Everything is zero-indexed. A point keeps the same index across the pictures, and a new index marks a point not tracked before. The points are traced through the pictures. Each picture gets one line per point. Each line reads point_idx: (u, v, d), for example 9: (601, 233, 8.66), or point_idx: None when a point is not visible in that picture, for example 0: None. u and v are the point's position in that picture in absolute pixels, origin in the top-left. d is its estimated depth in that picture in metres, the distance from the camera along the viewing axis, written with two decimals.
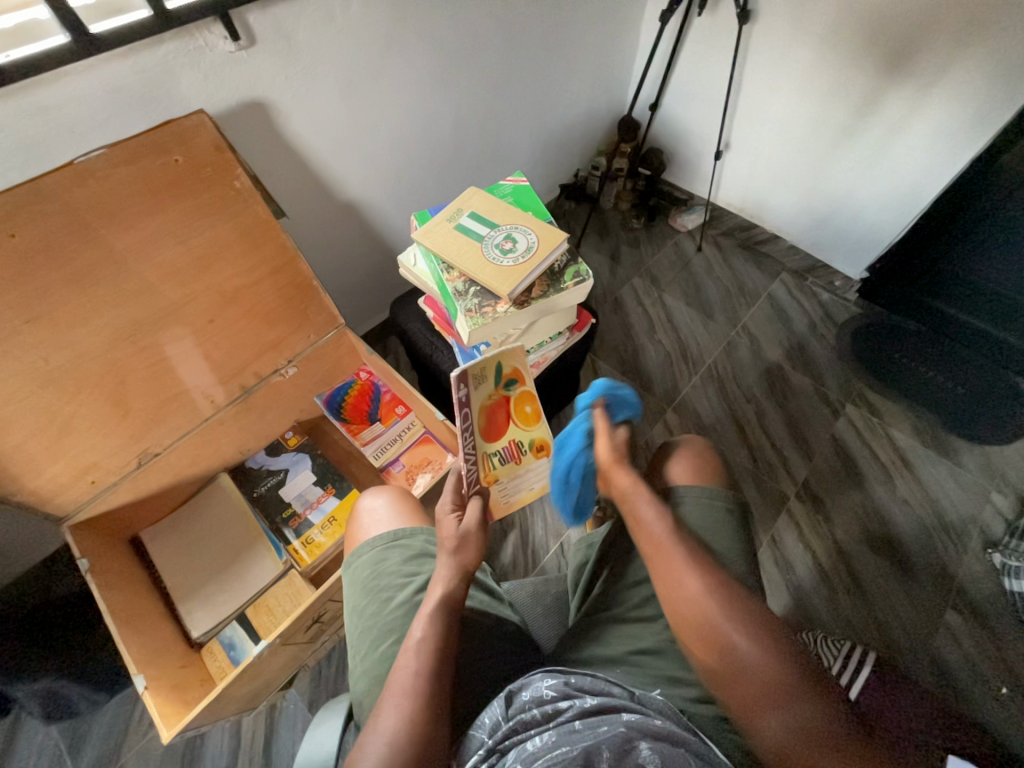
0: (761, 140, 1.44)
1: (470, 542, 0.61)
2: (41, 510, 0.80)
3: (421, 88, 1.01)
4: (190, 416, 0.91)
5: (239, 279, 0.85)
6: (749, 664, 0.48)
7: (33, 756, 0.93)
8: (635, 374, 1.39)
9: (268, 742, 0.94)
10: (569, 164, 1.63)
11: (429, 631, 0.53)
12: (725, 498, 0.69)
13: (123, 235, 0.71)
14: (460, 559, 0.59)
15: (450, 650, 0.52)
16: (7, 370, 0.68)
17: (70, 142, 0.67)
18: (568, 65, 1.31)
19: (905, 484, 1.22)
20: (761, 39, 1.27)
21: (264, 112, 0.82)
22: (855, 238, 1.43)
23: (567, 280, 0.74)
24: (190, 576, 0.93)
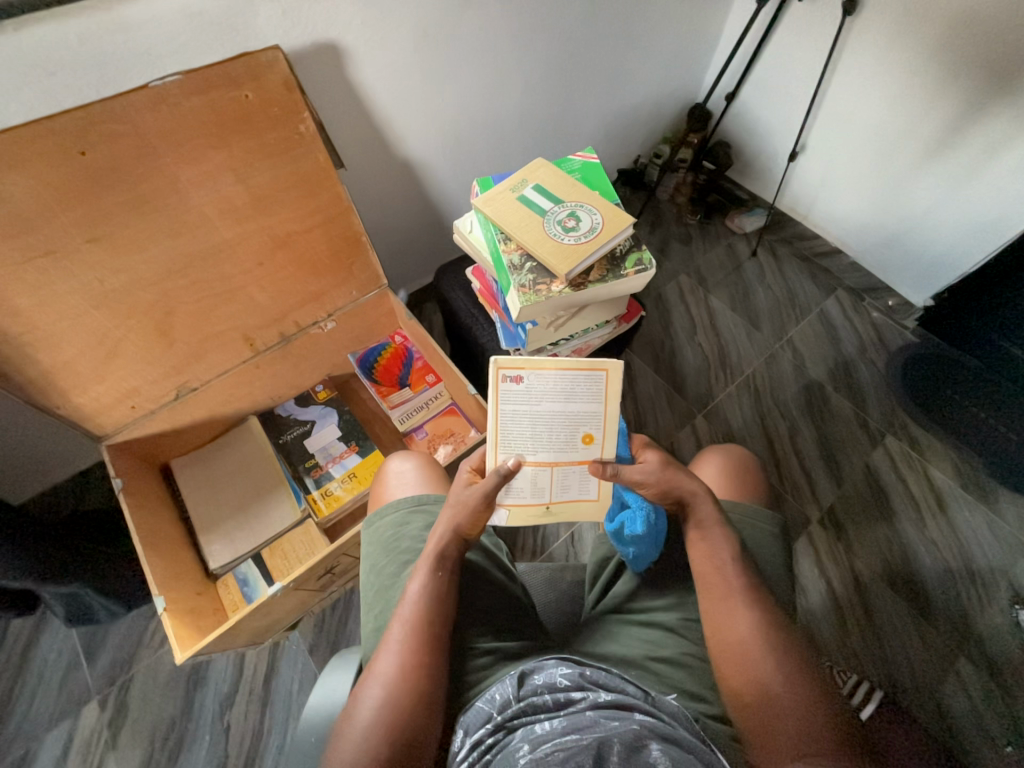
0: (841, 145, 1.35)
1: (469, 501, 0.57)
2: (82, 427, 0.83)
3: (495, 49, 0.97)
4: (229, 356, 0.92)
5: (292, 226, 0.85)
6: (783, 714, 0.47)
7: (52, 654, 0.98)
8: (669, 374, 1.36)
9: (269, 677, 0.98)
10: (630, 149, 1.56)
11: (424, 586, 0.53)
12: (771, 521, 0.66)
13: (187, 166, 0.71)
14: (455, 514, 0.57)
15: (444, 605, 0.53)
16: (64, 286, 0.69)
17: (144, 64, 0.66)
18: (647, 42, 1.24)
19: (936, 525, 1.17)
20: (860, 35, 1.18)
21: (335, 56, 0.80)
22: (924, 263, 1.35)
23: (627, 267, 0.71)
24: (213, 510, 0.95)
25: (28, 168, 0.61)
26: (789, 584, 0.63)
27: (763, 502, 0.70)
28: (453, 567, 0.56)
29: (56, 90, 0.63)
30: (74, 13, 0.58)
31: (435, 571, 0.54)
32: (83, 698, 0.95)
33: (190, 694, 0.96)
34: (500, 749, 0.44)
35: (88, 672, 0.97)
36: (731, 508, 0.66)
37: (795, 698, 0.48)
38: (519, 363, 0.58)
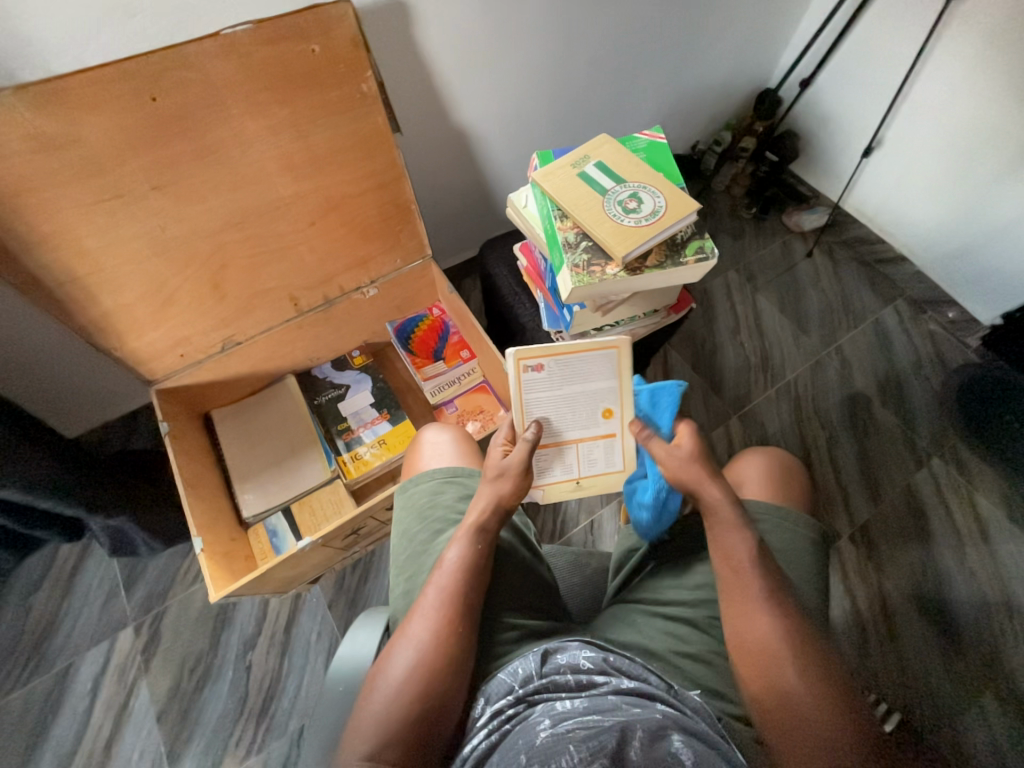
0: (924, 144, 1.25)
1: (507, 476, 0.62)
2: (135, 370, 0.86)
3: (564, 17, 0.93)
4: (274, 314, 0.94)
5: (345, 188, 0.85)
6: (806, 718, 0.46)
7: (96, 579, 1.05)
8: (706, 372, 1.32)
9: (289, 624, 1.03)
10: (690, 134, 1.49)
11: (462, 556, 0.54)
12: (809, 528, 0.64)
13: (250, 119, 0.71)
14: (496, 489, 0.60)
15: (479, 577, 0.54)
16: (129, 231, 0.71)
17: (217, 12, 0.66)
18: (724, 18, 1.17)
19: (976, 555, 1.11)
20: (963, 20, 1.08)
21: (402, 14, 0.77)
22: (999, 278, 1.26)
23: (686, 255, 0.68)
24: (249, 462, 0.99)
25: (103, 111, 0.62)
26: (822, 594, 0.61)
27: (805, 511, 0.67)
28: (490, 541, 0.57)
29: (133, 33, 0.63)
30: None
31: (474, 543, 0.55)
32: (120, 623, 1.02)
33: (217, 632, 1.01)
34: (520, 721, 0.44)
35: (127, 600, 1.04)
36: (769, 510, 0.64)
37: (819, 702, 0.46)
38: (539, 354, 0.67)
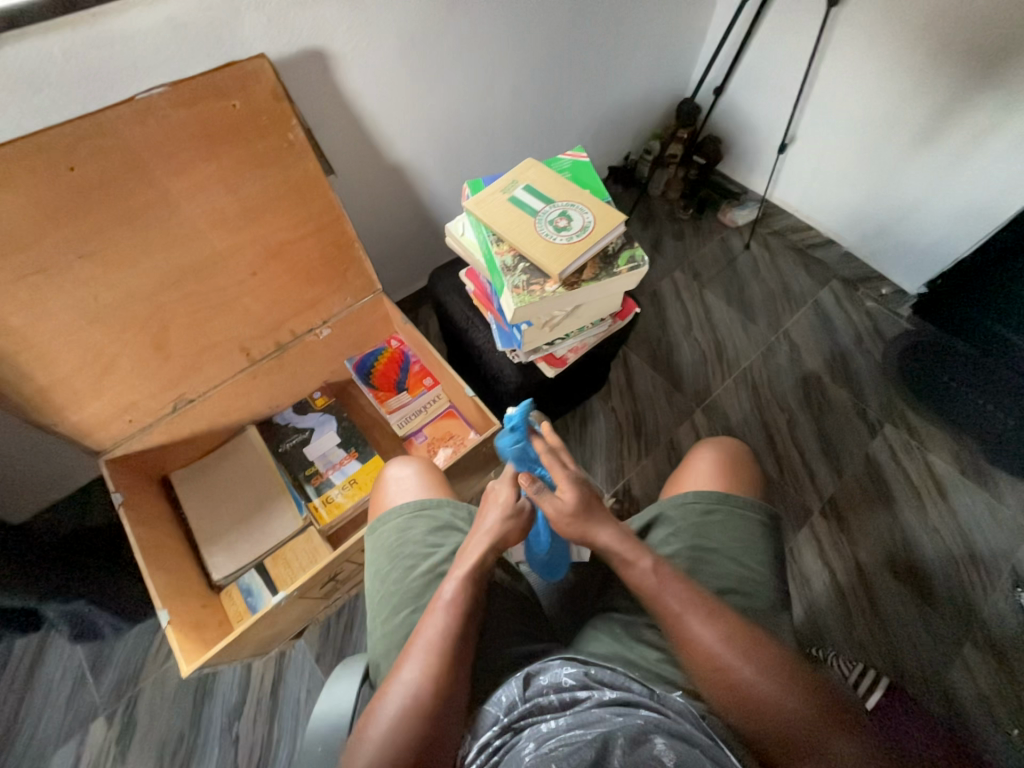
0: (832, 136, 1.35)
1: (521, 516, 0.60)
2: (81, 443, 0.83)
3: (482, 50, 0.97)
4: (225, 367, 0.92)
5: (284, 235, 0.85)
6: (764, 707, 0.48)
7: (58, 672, 0.98)
8: (666, 370, 1.36)
9: (276, 687, 0.98)
10: (620, 146, 1.57)
11: (459, 594, 0.53)
12: (759, 512, 0.68)
13: (176, 178, 0.71)
14: (505, 530, 0.58)
15: (475, 617, 0.53)
16: (58, 303, 0.69)
17: (130, 77, 0.66)
18: (634, 39, 1.24)
19: (937, 512, 1.17)
20: (846, 24, 1.18)
21: (322, 62, 0.79)
22: (916, 251, 1.36)
23: (620, 265, 0.71)
24: (214, 522, 0.95)
25: (17, 185, 0.60)
26: (779, 574, 0.65)
27: (758, 496, 0.72)
28: (486, 577, 0.56)
29: (42, 106, 0.62)
30: (58, 28, 0.58)
31: (472, 580, 0.55)
32: (90, 715, 0.95)
33: (198, 708, 0.96)
34: (507, 751, 0.44)
35: (95, 689, 0.97)
36: (719, 502, 0.68)
37: (772, 688, 0.48)
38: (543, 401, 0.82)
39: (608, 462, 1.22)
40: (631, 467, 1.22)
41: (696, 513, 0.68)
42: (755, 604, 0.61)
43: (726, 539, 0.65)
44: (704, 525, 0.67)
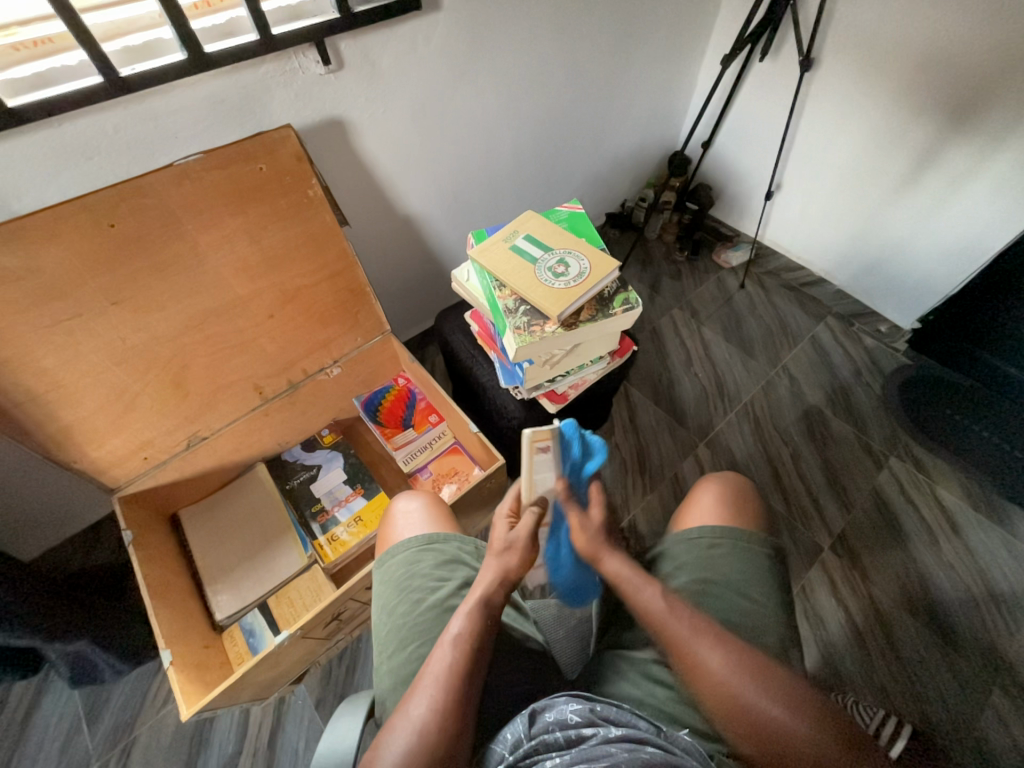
0: (817, 182, 1.43)
1: (516, 548, 0.61)
2: (96, 481, 0.85)
3: (486, 114, 1.06)
4: (239, 405, 0.95)
5: (301, 281, 0.91)
6: (776, 731, 0.47)
7: (53, 719, 0.96)
8: (668, 405, 1.38)
9: (274, 735, 0.95)
10: (617, 194, 1.66)
11: (467, 630, 0.54)
12: (763, 544, 0.69)
13: (206, 232, 0.77)
14: (505, 563, 0.60)
15: (482, 656, 0.53)
16: (89, 346, 0.74)
17: (170, 146, 0.73)
18: (626, 100, 1.35)
19: (952, 549, 1.15)
20: (822, 85, 1.28)
21: (341, 129, 0.88)
22: (907, 289, 1.40)
23: (615, 307, 0.76)
24: (220, 560, 0.96)
25: (63, 241, 0.66)
26: (787, 609, 0.65)
27: (761, 530, 0.72)
28: (495, 617, 0.56)
29: (91, 172, 0.69)
30: (111, 107, 0.66)
31: (480, 618, 0.55)
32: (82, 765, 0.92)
33: (193, 758, 0.93)
34: None
35: (89, 737, 0.94)
36: (723, 535, 0.69)
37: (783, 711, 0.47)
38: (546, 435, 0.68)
39: (613, 497, 1.22)
40: (636, 502, 1.21)
41: (700, 548, 0.68)
42: (760, 638, 0.60)
43: (730, 572, 0.65)
44: (707, 557, 0.67)
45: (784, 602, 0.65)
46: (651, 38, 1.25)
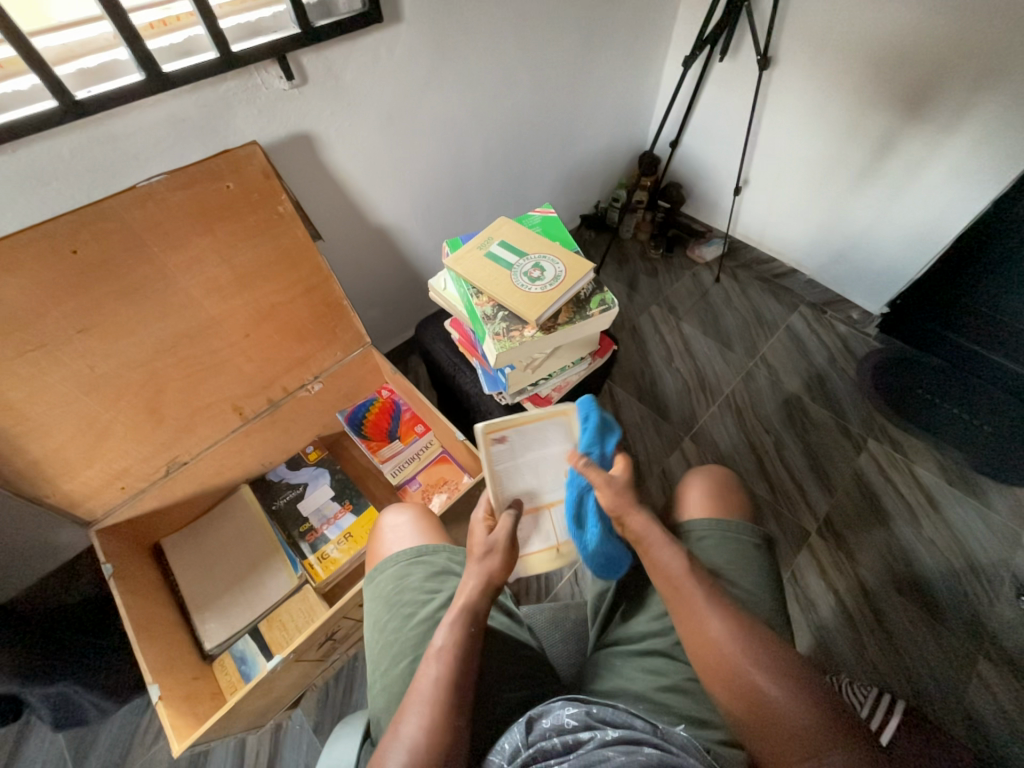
0: (782, 176, 1.47)
1: (498, 552, 0.62)
2: (71, 514, 0.82)
3: (455, 123, 1.07)
4: (219, 427, 0.94)
5: (276, 298, 0.89)
6: (771, 710, 0.48)
7: (37, 765, 0.92)
8: (651, 401, 1.39)
9: (271, 764, 0.92)
10: (589, 196, 1.68)
11: (451, 639, 0.54)
12: (752, 533, 0.70)
13: (174, 254, 0.75)
14: (490, 570, 0.61)
15: (471, 664, 0.53)
16: (56, 376, 0.72)
17: (132, 168, 0.72)
18: (593, 103, 1.37)
19: (932, 524, 1.18)
20: (780, 81, 1.32)
21: (309, 143, 0.87)
22: (874, 275, 1.44)
23: (592, 308, 0.77)
24: (207, 587, 0.93)
25: (23, 270, 0.64)
26: (779, 597, 0.66)
27: (748, 519, 0.73)
28: (481, 624, 0.57)
29: (49, 198, 0.68)
30: (67, 130, 0.64)
31: (465, 627, 0.55)
32: None
33: None
34: None
35: None
36: (712, 527, 0.69)
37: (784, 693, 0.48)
38: (502, 425, 0.73)
39: None
40: None
41: (691, 541, 0.69)
42: None
43: (721, 563, 0.66)
44: (699, 550, 0.68)
45: (776, 589, 0.66)
46: (613, 42, 1.28)
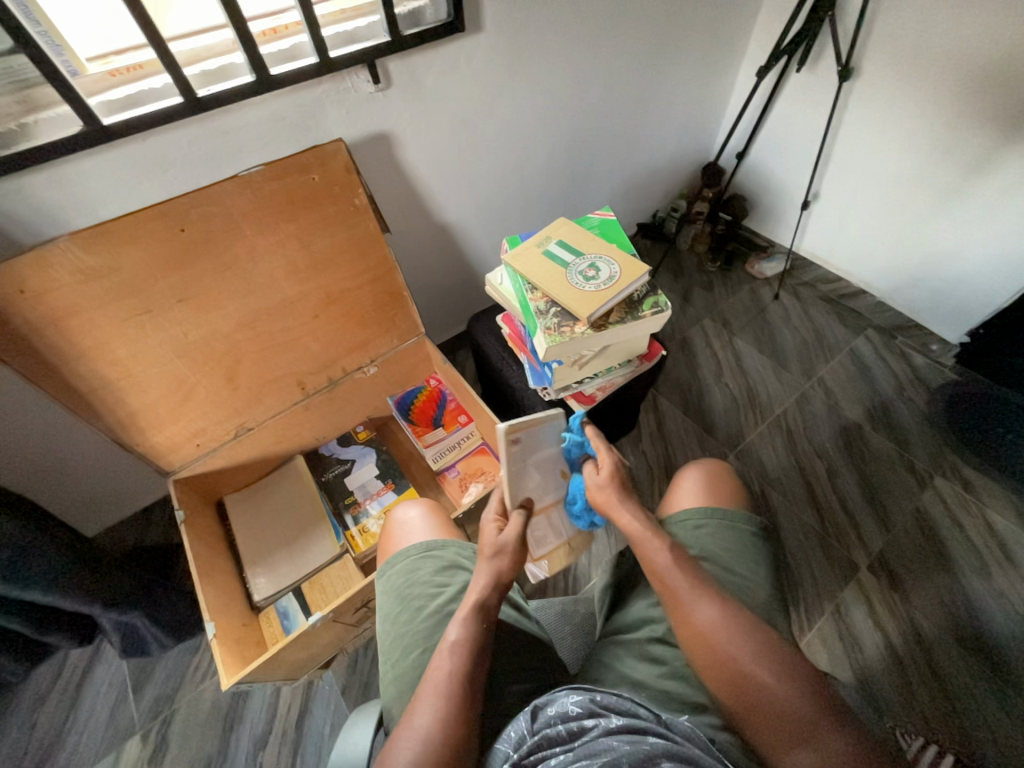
0: (857, 193, 1.40)
1: (507, 552, 0.65)
2: (154, 463, 0.92)
3: (522, 128, 1.11)
4: (283, 398, 1.02)
5: (344, 284, 0.96)
6: (761, 689, 0.48)
7: (104, 685, 1.03)
8: (696, 415, 1.36)
9: (302, 717, 0.99)
10: (648, 205, 1.68)
11: (465, 634, 0.56)
12: (748, 522, 0.69)
13: (263, 237, 0.84)
14: (498, 567, 0.63)
15: (483, 656, 0.55)
16: (156, 338, 0.81)
17: (236, 159, 0.81)
18: (660, 112, 1.37)
19: (1003, 575, 1.08)
20: (861, 95, 1.27)
21: (387, 143, 0.94)
22: (955, 301, 1.35)
23: (645, 310, 0.78)
24: (260, 545, 1.01)
25: (140, 243, 0.74)
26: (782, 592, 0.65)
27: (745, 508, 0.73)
28: (491, 618, 0.59)
29: (167, 183, 0.77)
30: (187, 124, 0.73)
31: (478, 621, 0.58)
32: (127, 732, 0.98)
33: (227, 733, 0.97)
34: None
35: (135, 705, 1.01)
36: (702, 513, 0.69)
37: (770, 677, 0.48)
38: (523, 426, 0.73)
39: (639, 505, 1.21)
40: None
41: (688, 529, 0.68)
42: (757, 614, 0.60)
43: (714, 551, 0.65)
44: (695, 538, 0.67)
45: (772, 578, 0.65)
46: (686, 52, 1.27)
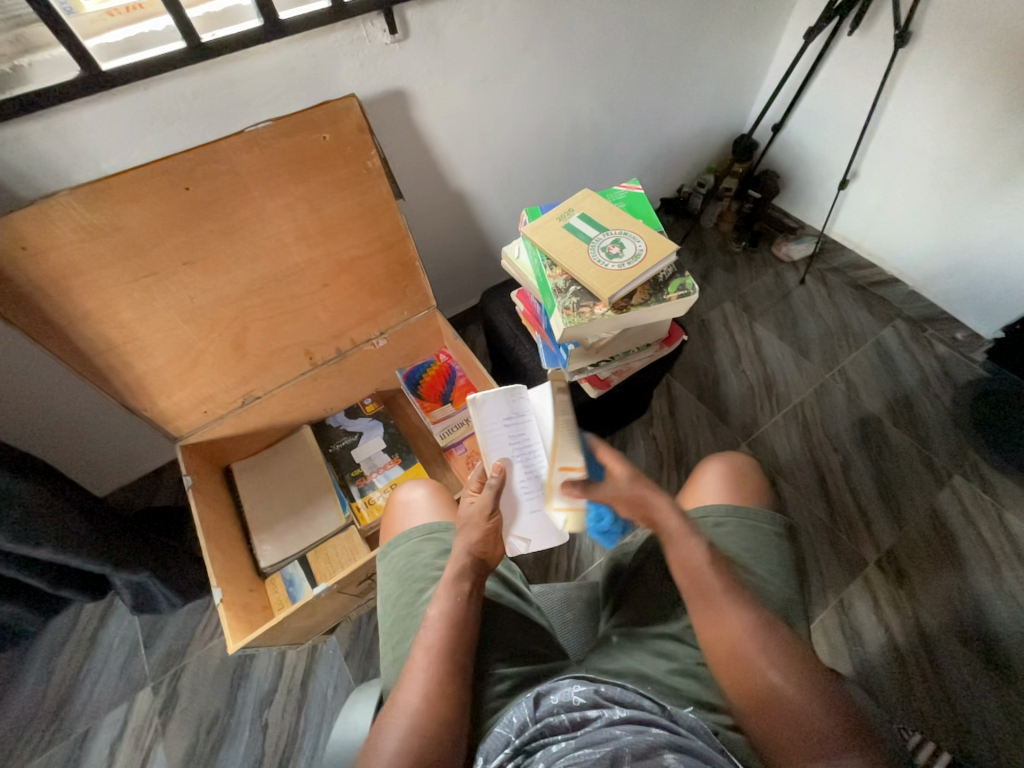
0: (899, 173, 1.31)
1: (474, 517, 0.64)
2: (162, 428, 0.92)
3: (545, 89, 1.04)
4: (291, 368, 1.00)
5: (355, 252, 0.93)
6: (783, 702, 0.48)
7: (117, 638, 1.06)
8: (711, 402, 1.33)
9: (306, 678, 1.01)
10: (674, 179, 1.59)
11: (444, 610, 0.55)
12: (771, 521, 0.67)
13: (271, 200, 0.80)
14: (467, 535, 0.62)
15: (465, 632, 0.55)
16: (163, 302, 0.79)
17: (244, 113, 0.76)
18: (694, 77, 1.28)
19: (1015, 577, 1.06)
20: (915, 64, 1.16)
21: (402, 101, 0.88)
22: (993, 294, 1.28)
23: (670, 292, 0.73)
24: (267, 512, 1.02)
25: (144, 201, 0.71)
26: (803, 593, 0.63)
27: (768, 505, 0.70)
28: (469, 589, 0.58)
29: (171, 137, 0.73)
30: (192, 72, 0.68)
31: (455, 594, 0.57)
32: (140, 683, 1.02)
33: (234, 689, 1.01)
34: None
35: (146, 659, 1.04)
36: (724, 510, 0.67)
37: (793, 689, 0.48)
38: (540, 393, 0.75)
39: None
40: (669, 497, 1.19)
41: (707, 526, 0.67)
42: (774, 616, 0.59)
43: (735, 550, 0.63)
44: (715, 536, 0.65)
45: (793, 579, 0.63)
46: (727, 10, 1.17)
